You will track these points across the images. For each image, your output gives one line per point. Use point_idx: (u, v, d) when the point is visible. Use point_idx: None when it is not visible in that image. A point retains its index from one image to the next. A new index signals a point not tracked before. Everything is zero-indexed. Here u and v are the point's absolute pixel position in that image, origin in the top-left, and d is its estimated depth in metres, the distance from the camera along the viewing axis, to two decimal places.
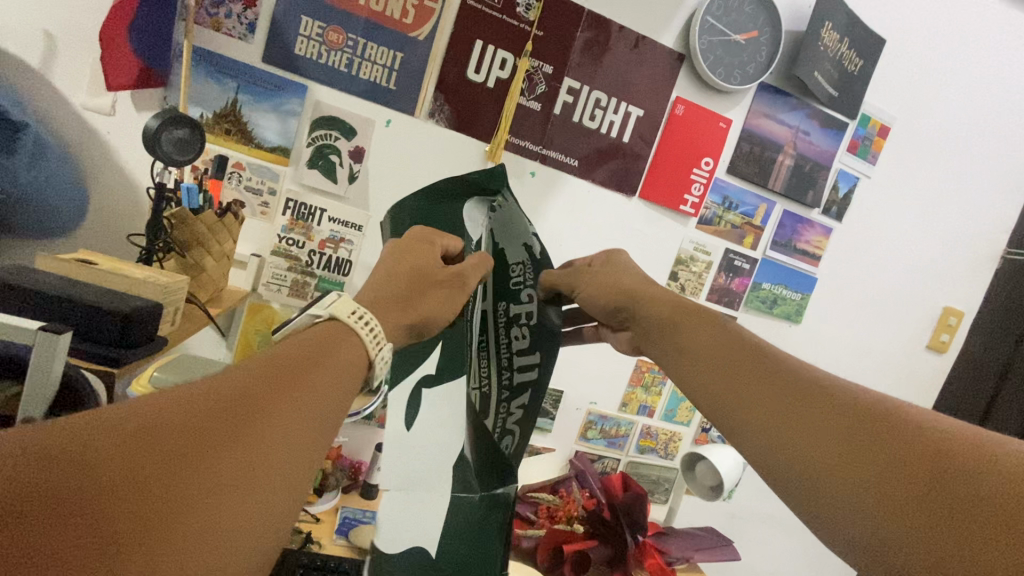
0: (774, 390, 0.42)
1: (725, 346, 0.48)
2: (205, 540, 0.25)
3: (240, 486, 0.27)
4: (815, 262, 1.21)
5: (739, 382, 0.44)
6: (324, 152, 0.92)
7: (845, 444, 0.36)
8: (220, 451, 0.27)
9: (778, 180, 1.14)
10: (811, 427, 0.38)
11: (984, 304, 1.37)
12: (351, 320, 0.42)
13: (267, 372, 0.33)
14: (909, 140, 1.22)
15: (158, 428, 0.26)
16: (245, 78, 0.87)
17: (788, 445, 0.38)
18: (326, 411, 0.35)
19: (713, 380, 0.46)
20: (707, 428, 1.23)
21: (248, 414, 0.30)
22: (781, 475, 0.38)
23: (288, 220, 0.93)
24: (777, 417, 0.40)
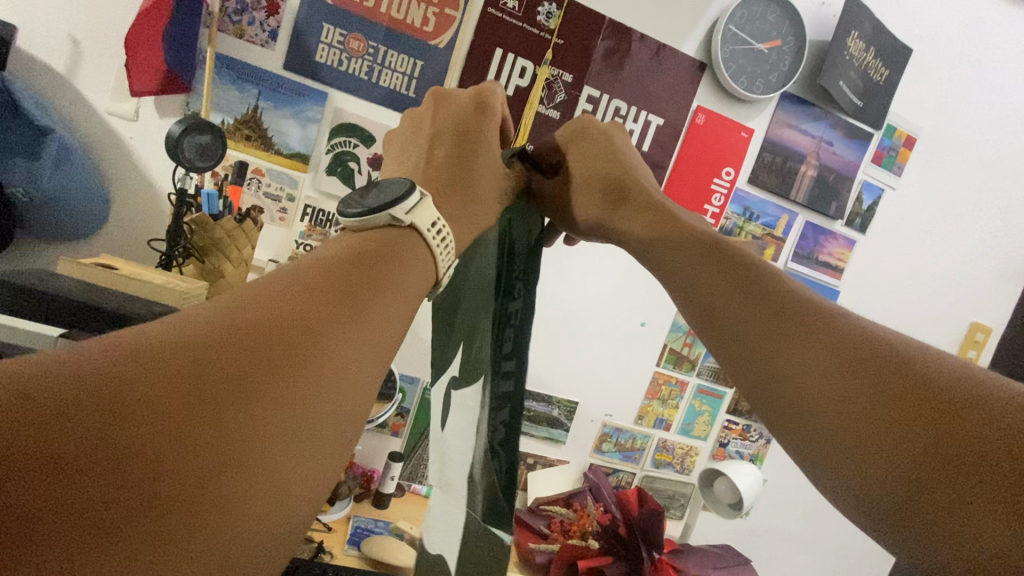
0: (781, 315, 0.36)
1: (717, 265, 0.43)
2: (270, 484, 0.23)
3: (299, 421, 0.25)
4: (837, 274, 1.18)
5: (743, 304, 0.39)
6: (343, 159, 0.93)
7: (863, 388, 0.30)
8: (273, 382, 0.24)
9: (801, 190, 1.12)
10: (828, 360, 0.32)
11: (1013, 319, 1.33)
12: (428, 232, 0.38)
13: (321, 296, 0.29)
14: (935, 152, 1.20)
15: (201, 362, 0.23)
16: (266, 85, 0.87)
17: (787, 367, 0.33)
18: (388, 344, 0.32)
19: (710, 300, 0.41)
20: (725, 443, 1.20)
21: (302, 345, 0.26)
22: (779, 398, 0.33)
23: (306, 227, 0.93)
24: (793, 361, 0.33)
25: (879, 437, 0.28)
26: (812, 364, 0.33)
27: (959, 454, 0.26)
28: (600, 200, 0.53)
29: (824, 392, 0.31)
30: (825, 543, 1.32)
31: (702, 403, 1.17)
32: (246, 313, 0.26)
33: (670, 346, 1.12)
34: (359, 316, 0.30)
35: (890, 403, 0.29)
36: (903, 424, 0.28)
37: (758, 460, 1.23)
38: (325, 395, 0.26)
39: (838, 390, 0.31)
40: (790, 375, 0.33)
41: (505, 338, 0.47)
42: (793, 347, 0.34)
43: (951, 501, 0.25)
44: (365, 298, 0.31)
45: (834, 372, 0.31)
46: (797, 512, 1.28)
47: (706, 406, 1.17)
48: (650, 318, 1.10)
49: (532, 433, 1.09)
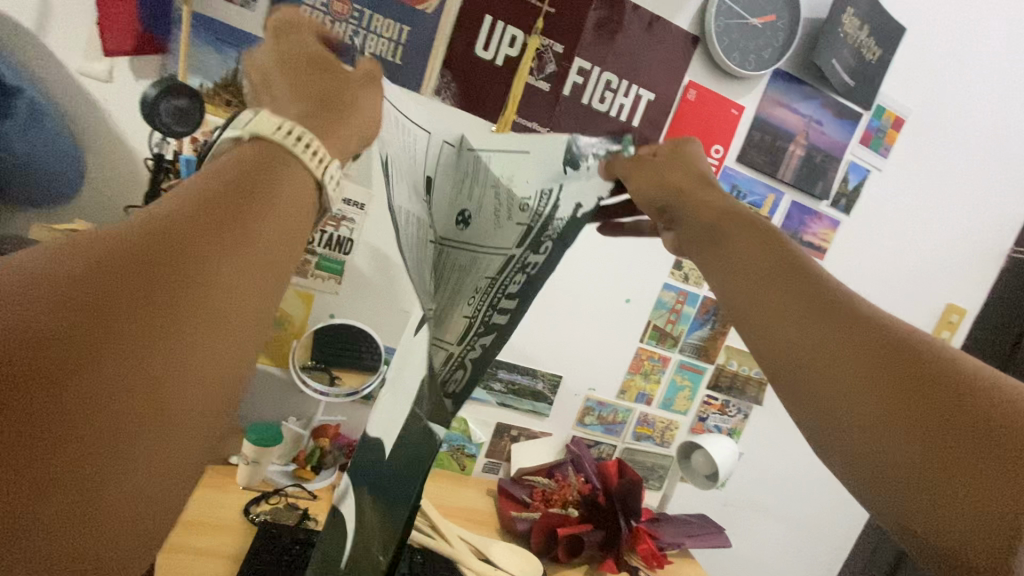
0: (819, 304, 0.37)
1: (768, 249, 0.42)
2: (145, 391, 0.27)
3: (164, 337, 0.28)
4: (821, 254, 1.20)
5: (778, 297, 0.39)
6: None
7: (852, 368, 0.33)
8: (126, 297, 0.27)
9: (789, 170, 1.12)
10: (827, 360, 0.34)
11: (986, 302, 1.36)
12: (284, 137, 0.37)
13: (188, 218, 0.31)
14: (922, 135, 1.20)
15: (42, 292, 0.25)
16: (247, 48, 0.84)
17: (827, 371, 0.33)
18: (267, 256, 0.34)
19: (753, 293, 0.40)
20: (704, 418, 1.23)
21: (161, 260, 0.29)
22: (809, 400, 0.34)
23: None
24: (821, 362, 0.34)
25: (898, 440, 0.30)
26: (829, 363, 0.34)
27: (958, 471, 0.28)
28: (669, 182, 0.51)
29: (845, 388, 0.32)
30: (797, 514, 1.37)
31: (684, 379, 1.19)
32: (100, 243, 0.28)
33: (654, 323, 1.14)
34: (235, 236, 0.32)
35: (901, 399, 0.30)
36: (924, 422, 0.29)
37: (736, 434, 1.26)
38: (188, 300, 0.29)
39: (871, 394, 0.31)
40: (827, 377, 0.33)
41: (510, 282, 0.43)
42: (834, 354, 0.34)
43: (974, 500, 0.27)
44: (242, 217, 0.33)
45: (843, 372, 0.33)
46: (772, 484, 1.32)
47: (687, 382, 1.20)
48: (635, 295, 1.11)
49: (517, 406, 1.10)
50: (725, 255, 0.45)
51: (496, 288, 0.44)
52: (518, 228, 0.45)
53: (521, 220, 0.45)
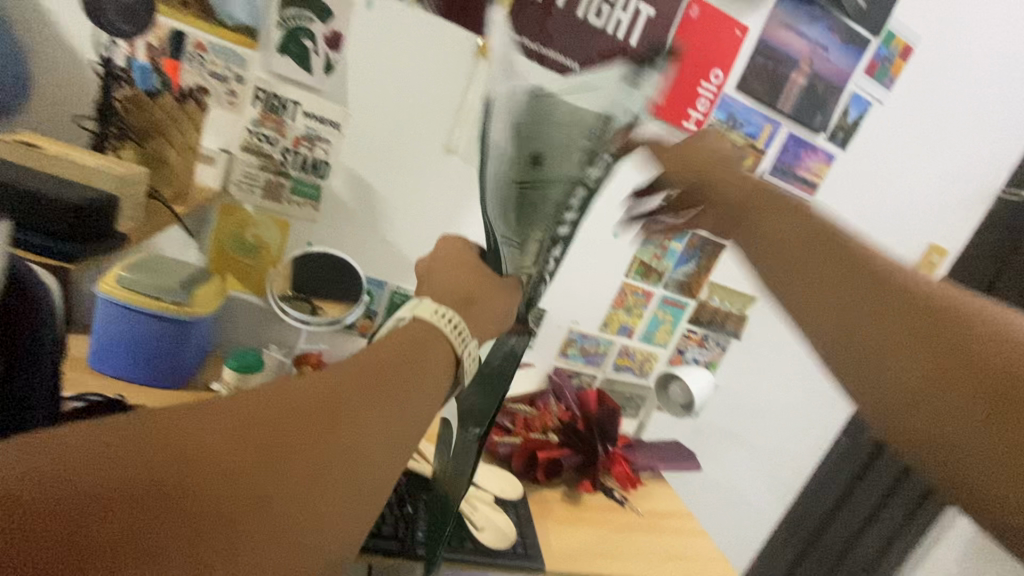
0: (847, 277, 0.45)
1: (806, 218, 0.50)
2: (293, 530, 0.29)
3: (308, 481, 0.30)
4: (811, 190, 1.18)
5: (816, 272, 0.47)
6: (296, 36, 0.82)
7: (928, 356, 0.40)
8: (300, 450, 0.31)
9: (788, 100, 1.08)
10: (901, 339, 0.41)
11: (969, 244, 1.36)
12: (438, 317, 0.44)
13: (351, 375, 0.35)
14: (929, 65, 1.15)
15: (249, 428, 0.30)
16: None
17: (846, 325, 0.44)
18: (409, 423, 0.37)
19: (787, 263, 0.49)
20: (683, 350, 1.26)
21: (328, 419, 0.32)
22: (859, 380, 0.43)
23: (258, 113, 0.85)
24: (872, 341, 0.43)
25: (948, 412, 0.38)
26: (885, 349, 0.42)
27: (1010, 410, 0.36)
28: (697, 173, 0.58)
29: (888, 373, 0.41)
30: (764, 442, 1.44)
31: (665, 314, 1.20)
32: (289, 391, 0.33)
33: (640, 258, 1.13)
34: (387, 401, 0.36)
35: (940, 361, 0.39)
36: (966, 395, 0.38)
37: (713, 366, 1.30)
38: (342, 458, 0.32)
39: (909, 357, 0.41)
40: (872, 364, 0.42)
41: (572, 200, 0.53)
42: (858, 323, 0.44)
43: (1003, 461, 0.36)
44: (399, 384, 0.37)
45: (891, 353, 0.41)
46: (742, 413, 1.38)
47: (669, 316, 1.21)
48: (623, 229, 1.09)
49: None
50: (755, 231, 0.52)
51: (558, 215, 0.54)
52: (581, 153, 0.51)
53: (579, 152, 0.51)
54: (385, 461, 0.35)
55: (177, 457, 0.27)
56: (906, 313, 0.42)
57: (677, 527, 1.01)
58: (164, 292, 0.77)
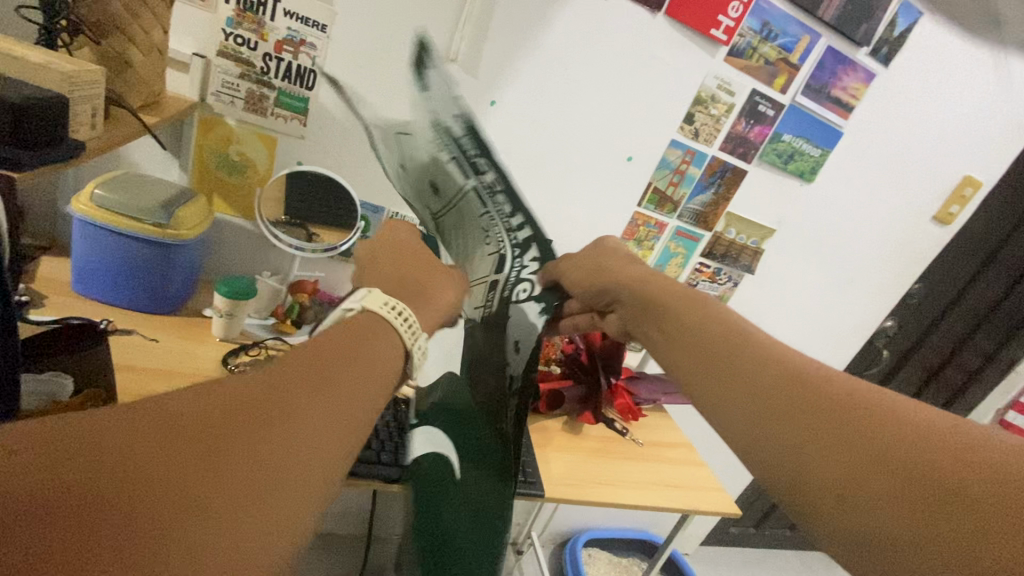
0: (728, 358, 0.43)
1: (705, 313, 0.49)
2: (245, 526, 0.27)
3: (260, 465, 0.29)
4: (846, 113, 1.08)
5: (708, 363, 0.44)
6: None
7: (802, 423, 0.36)
8: (239, 442, 0.29)
9: (831, 6, 0.95)
10: (767, 417, 0.38)
11: (1008, 177, 1.26)
12: (386, 311, 0.45)
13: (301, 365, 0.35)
14: None
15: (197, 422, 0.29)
16: None
17: (733, 407, 0.41)
18: (357, 405, 0.36)
19: (697, 358, 0.45)
20: (693, 285, 1.21)
21: (270, 411, 0.31)
22: (755, 459, 0.38)
23: (234, 11, 0.76)
24: (756, 416, 0.39)
25: (839, 460, 0.34)
26: (774, 425, 0.38)
27: (889, 491, 0.31)
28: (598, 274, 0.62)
29: (776, 448, 0.37)
30: None
31: (677, 245, 1.15)
32: (226, 388, 0.31)
33: (655, 185, 1.05)
34: (326, 385, 0.35)
35: (811, 428, 0.36)
36: (851, 450, 0.34)
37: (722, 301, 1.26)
38: (287, 448, 0.30)
39: (777, 421, 0.38)
40: (762, 439, 0.38)
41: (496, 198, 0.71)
42: (742, 398, 0.40)
43: (910, 518, 0.30)
44: (333, 372, 0.36)
45: (769, 423, 0.38)
46: None
47: (681, 249, 1.16)
48: (637, 153, 1.01)
49: None
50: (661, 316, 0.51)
51: (494, 216, 0.69)
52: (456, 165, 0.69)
53: (452, 155, 0.69)
54: (339, 448, 0.33)
55: (97, 464, 0.25)
56: (775, 383, 0.39)
57: (676, 458, 1.01)
58: (143, 215, 0.72)
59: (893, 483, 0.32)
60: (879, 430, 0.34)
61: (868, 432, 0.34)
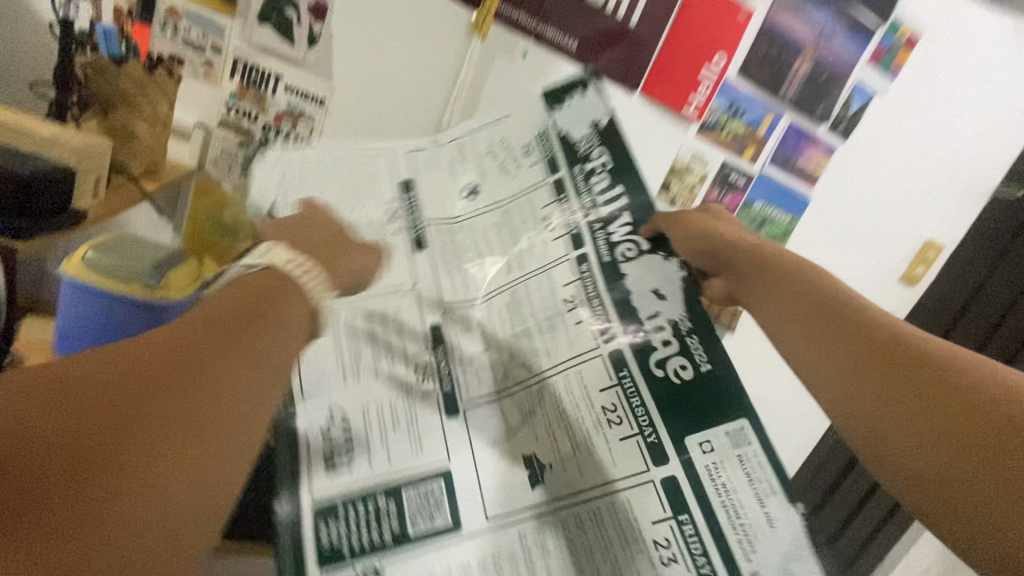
0: (835, 320, 0.51)
1: (806, 287, 0.55)
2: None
3: (159, 469, 0.34)
4: (811, 183, 1.15)
5: (802, 325, 0.52)
6: (278, 5, 0.78)
7: (897, 395, 0.45)
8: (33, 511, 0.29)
9: (791, 88, 1.04)
10: (859, 381, 0.47)
11: (966, 241, 1.34)
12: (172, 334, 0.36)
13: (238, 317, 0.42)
14: (936, 56, 1.12)
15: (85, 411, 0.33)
16: None
17: (826, 365, 0.49)
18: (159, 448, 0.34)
19: (805, 318, 0.53)
20: None
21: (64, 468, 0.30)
22: (845, 415, 0.47)
23: (237, 87, 0.81)
24: (849, 380, 0.47)
25: (928, 433, 0.42)
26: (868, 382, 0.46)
27: (965, 457, 0.40)
28: (705, 244, 0.63)
29: (864, 407, 0.46)
30: None
31: None
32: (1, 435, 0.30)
33: None
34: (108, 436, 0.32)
35: (908, 397, 0.44)
36: (933, 424, 0.42)
37: None
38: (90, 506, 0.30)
39: (873, 383, 0.46)
40: (851, 395, 0.47)
41: (595, 180, 0.73)
42: (836, 357, 0.49)
43: (973, 480, 0.40)
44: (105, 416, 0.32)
45: (859, 384, 0.47)
46: None
47: None
48: None
49: None
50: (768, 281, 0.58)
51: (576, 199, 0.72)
52: (537, 161, 0.76)
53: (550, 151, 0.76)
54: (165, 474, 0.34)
55: None
56: (877, 353, 0.47)
57: None
58: (133, 276, 0.73)
59: (971, 451, 0.40)
60: (965, 404, 0.42)
61: (958, 407, 0.42)
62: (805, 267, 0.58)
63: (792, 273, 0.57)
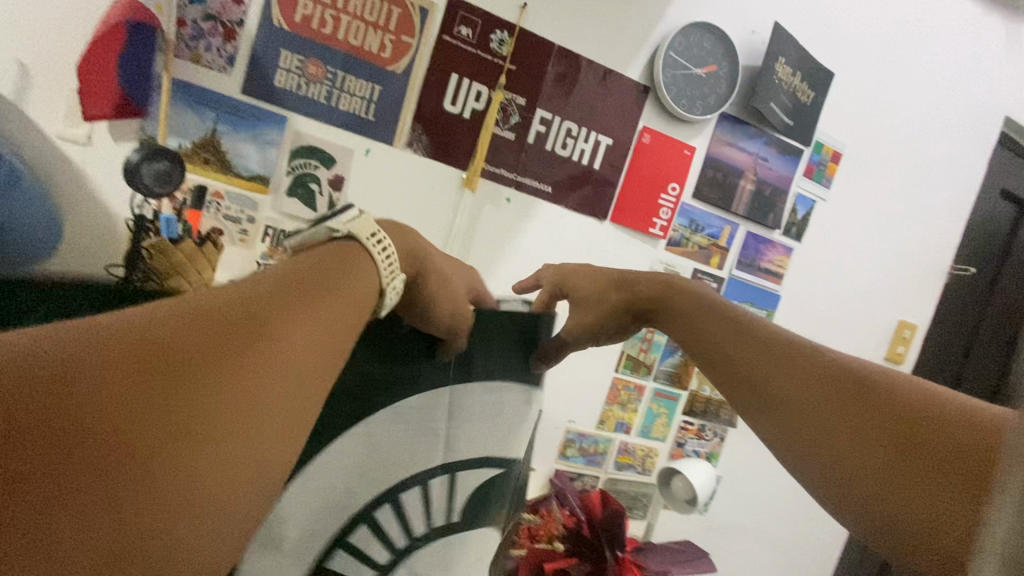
0: (789, 361, 0.57)
1: (738, 325, 0.62)
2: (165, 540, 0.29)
3: (247, 422, 0.33)
4: (778, 280, 1.27)
5: (759, 362, 0.58)
6: (303, 180, 0.95)
7: (852, 425, 0.51)
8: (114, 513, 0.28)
9: (741, 204, 1.21)
10: (815, 413, 0.53)
11: (933, 318, 1.44)
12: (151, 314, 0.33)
13: (308, 284, 0.41)
14: (861, 165, 1.30)
15: (164, 354, 0.31)
16: (225, 111, 0.91)
17: (785, 398, 0.55)
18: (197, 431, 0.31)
19: (749, 358, 0.59)
20: (682, 443, 1.26)
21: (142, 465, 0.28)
22: (803, 443, 0.53)
23: (267, 248, 0.96)
24: (810, 410, 0.53)
25: (876, 454, 0.49)
26: (823, 414, 0.53)
27: (907, 470, 0.47)
28: (598, 279, 0.71)
29: (826, 436, 0.52)
30: (778, 533, 1.39)
31: (660, 406, 1.23)
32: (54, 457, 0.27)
33: (628, 353, 1.17)
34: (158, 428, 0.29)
35: (862, 423, 0.51)
36: (880, 443, 0.49)
37: (713, 457, 1.29)
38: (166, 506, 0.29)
39: (825, 414, 0.53)
40: (810, 426, 0.53)
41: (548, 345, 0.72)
42: (795, 394, 0.55)
43: (909, 493, 0.47)
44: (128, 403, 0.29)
45: (818, 415, 0.53)
46: (752, 503, 1.35)
47: (663, 409, 1.23)
48: None
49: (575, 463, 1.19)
50: (691, 324, 0.66)
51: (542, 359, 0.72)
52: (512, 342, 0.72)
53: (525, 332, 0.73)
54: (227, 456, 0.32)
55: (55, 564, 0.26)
56: (833, 386, 0.54)
57: None
58: None
59: (916, 469, 0.47)
60: (903, 428, 0.49)
61: (901, 431, 0.49)
62: (715, 303, 0.66)
63: (698, 295, 0.67)
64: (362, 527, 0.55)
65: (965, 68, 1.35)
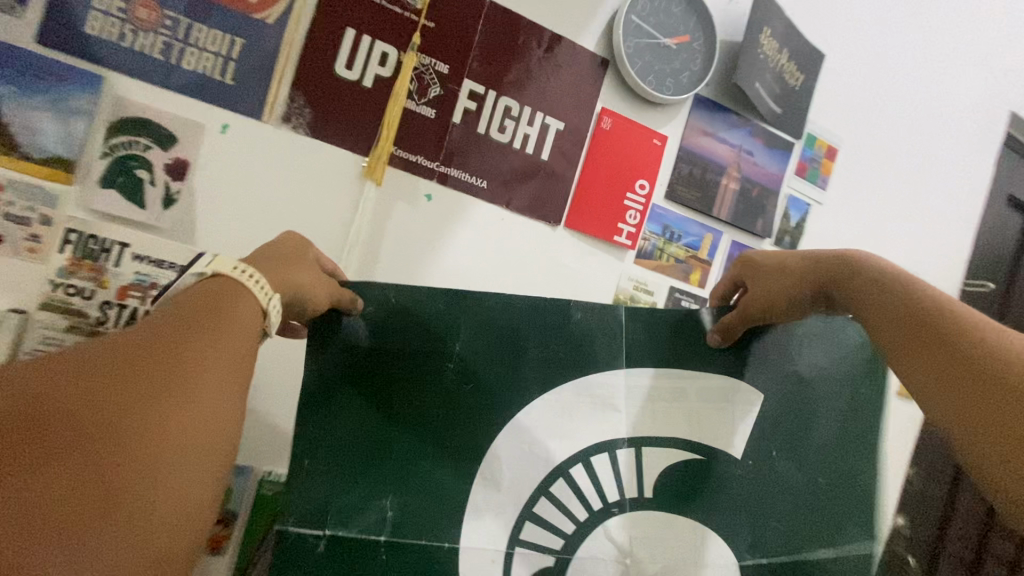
0: (912, 318, 0.50)
1: (875, 286, 0.55)
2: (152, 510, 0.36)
3: (175, 416, 0.39)
4: None
5: (889, 326, 0.52)
6: (127, 165, 0.67)
7: (962, 390, 0.43)
8: (114, 503, 0.34)
9: (724, 207, 0.98)
10: (925, 374, 0.47)
11: None
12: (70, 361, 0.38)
13: (191, 308, 0.45)
14: (859, 163, 1.11)
15: (44, 414, 0.35)
16: (4, 64, 0.63)
17: (906, 361, 0.49)
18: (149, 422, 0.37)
19: (885, 322, 0.53)
20: None
21: (112, 468, 0.35)
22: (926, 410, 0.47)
23: (68, 260, 0.66)
24: (918, 372, 0.48)
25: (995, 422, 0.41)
26: (931, 374, 0.46)
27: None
28: (795, 281, 0.62)
29: (928, 393, 0.46)
30: None
31: None
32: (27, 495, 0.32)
33: None
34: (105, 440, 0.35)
35: (975, 382, 0.43)
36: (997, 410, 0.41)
37: None
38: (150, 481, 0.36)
39: (933, 375, 0.46)
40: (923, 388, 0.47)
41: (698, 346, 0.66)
42: (916, 350, 0.48)
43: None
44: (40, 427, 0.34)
45: (930, 375, 0.46)
46: None
47: None
48: None
49: None
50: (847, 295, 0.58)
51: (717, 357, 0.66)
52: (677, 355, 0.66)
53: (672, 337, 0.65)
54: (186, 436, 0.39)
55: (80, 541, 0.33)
56: (943, 342, 0.47)
57: None
58: None
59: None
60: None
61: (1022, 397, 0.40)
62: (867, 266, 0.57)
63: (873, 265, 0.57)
64: (541, 499, 0.60)
65: (965, 56, 1.19)
